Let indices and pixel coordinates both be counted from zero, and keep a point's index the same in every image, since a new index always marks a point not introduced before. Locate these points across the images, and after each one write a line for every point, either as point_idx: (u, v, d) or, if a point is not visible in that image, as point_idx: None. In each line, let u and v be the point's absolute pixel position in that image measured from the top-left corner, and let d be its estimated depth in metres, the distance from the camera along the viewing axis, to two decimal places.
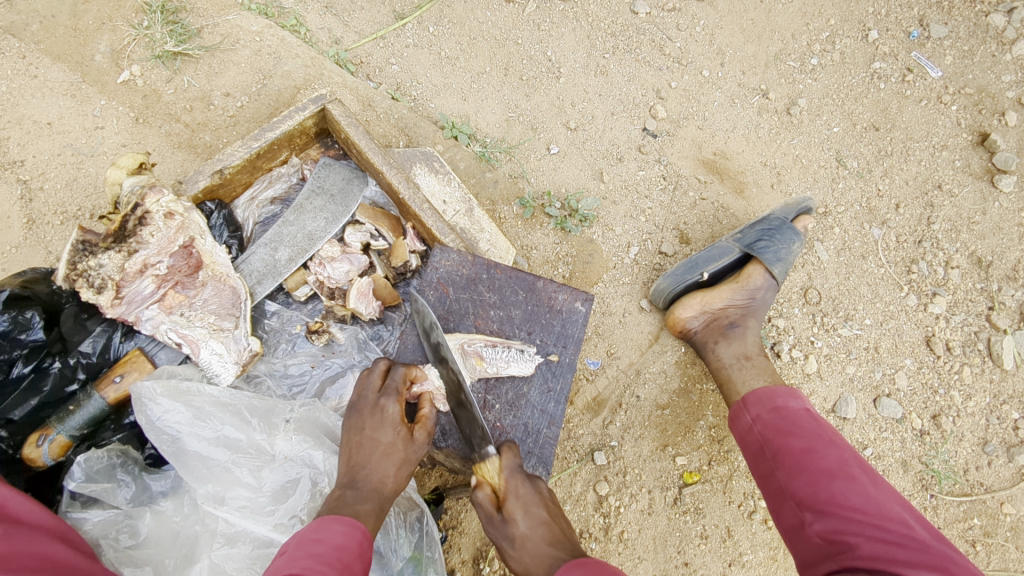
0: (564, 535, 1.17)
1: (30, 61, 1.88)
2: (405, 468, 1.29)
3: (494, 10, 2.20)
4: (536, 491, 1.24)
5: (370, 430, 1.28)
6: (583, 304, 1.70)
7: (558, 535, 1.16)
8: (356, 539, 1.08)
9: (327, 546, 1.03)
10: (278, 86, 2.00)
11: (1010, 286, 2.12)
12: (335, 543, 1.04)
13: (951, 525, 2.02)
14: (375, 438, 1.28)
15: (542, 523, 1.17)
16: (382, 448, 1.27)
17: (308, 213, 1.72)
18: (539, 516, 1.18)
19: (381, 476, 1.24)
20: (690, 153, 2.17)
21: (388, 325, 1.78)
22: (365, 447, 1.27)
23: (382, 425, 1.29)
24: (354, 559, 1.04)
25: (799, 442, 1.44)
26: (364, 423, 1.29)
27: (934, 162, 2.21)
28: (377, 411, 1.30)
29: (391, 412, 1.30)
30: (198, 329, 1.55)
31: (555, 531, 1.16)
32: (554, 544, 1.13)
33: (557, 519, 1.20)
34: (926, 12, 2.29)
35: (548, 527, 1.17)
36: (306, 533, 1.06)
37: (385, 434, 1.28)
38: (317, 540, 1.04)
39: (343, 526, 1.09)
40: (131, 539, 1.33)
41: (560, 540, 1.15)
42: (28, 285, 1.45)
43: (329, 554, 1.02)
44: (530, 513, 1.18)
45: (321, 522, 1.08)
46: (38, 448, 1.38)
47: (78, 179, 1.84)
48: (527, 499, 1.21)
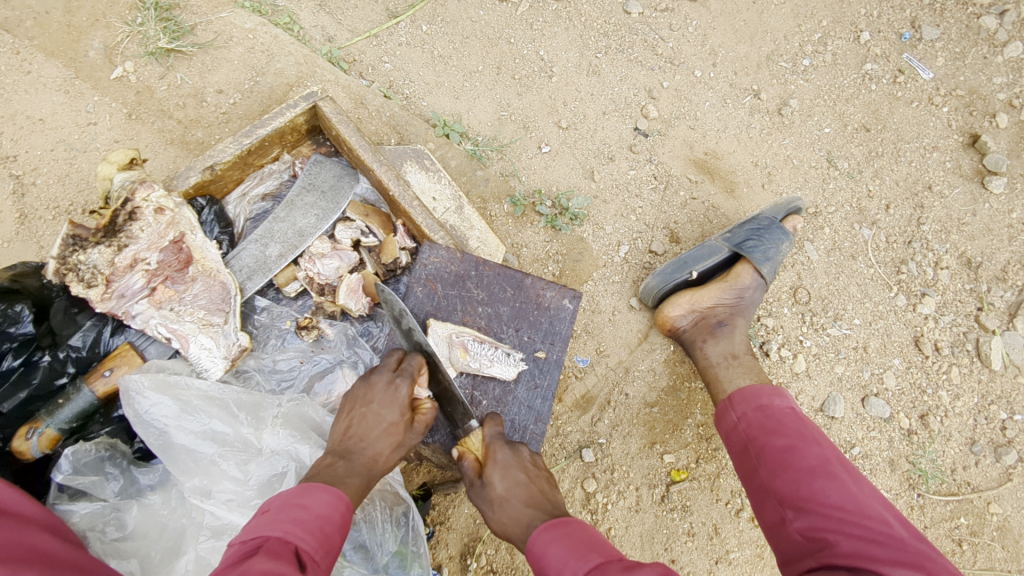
0: (542, 495, 1.24)
1: (24, 57, 1.89)
2: (398, 452, 1.31)
3: (487, 9, 2.21)
4: (514, 456, 1.32)
5: (377, 406, 1.31)
6: (570, 302, 1.71)
7: (536, 495, 1.23)
8: (339, 511, 1.09)
9: (311, 513, 1.04)
10: (270, 84, 2.01)
11: (999, 287, 2.13)
12: (320, 512, 1.05)
13: (938, 524, 2.03)
14: (380, 414, 1.30)
15: (520, 485, 1.25)
16: (384, 426, 1.29)
17: (299, 209, 1.73)
18: (517, 479, 1.26)
19: (375, 452, 1.26)
20: (681, 153, 2.18)
21: (378, 321, 1.77)
22: (368, 420, 1.29)
23: (390, 404, 1.32)
24: (334, 530, 1.06)
25: (782, 440, 1.45)
26: (373, 397, 1.32)
27: (924, 163, 2.22)
28: (389, 390, 1.33)
29: (402, 395, 1.33)
30: (188, 324, 1.55)
31: (533, 492, 1.24)
32: (531, 505, 1.20)
33: (535, 480, 1.27)
34: (918, 14, 2.31)
35: (526, 489, 1.24)
36: (292, 496, 1.07)
37: (390, 413, 1.31)
38: (302, 506, 1.05)
39: (329, 496, 1.10)
40: (117, 532, 1.34)
41: (538, 500, 1.22)
42: (18, 279, 1.47)
43: (313, 522, 1.03)
44: (508, 476, 1.26)
45: (309, 487, 1.09)
46: (27, 441, 1.39)
47: (70, 175, 1.85)
48: (505, 464, 1.29)
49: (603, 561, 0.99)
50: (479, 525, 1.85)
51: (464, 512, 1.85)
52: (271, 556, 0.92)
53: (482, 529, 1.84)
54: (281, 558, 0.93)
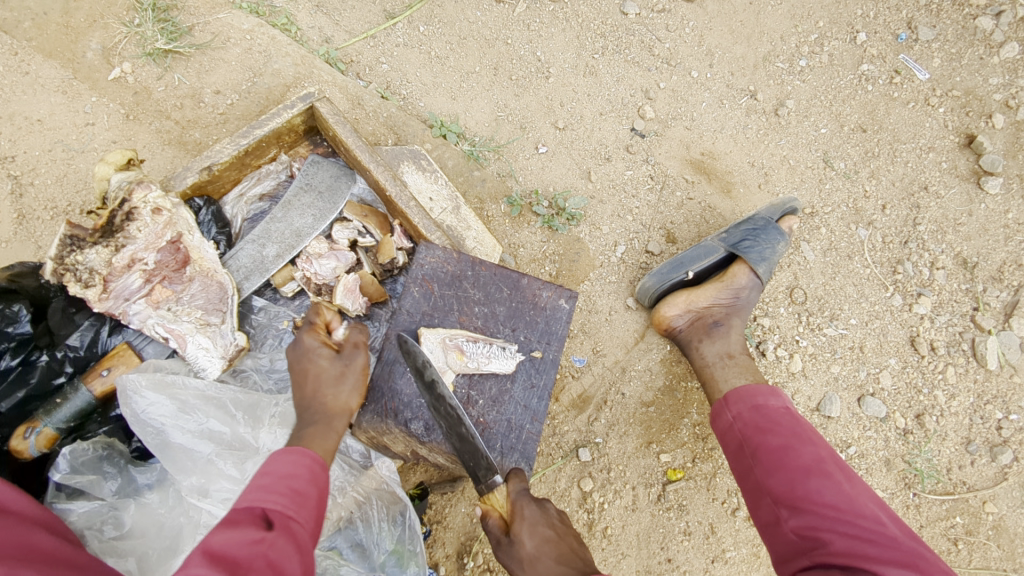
0: (571, 552, 1.20)
1: (22, 58, 1.90)
2: (344, 383, 1.30)
3: (484, 10, 2.22)
4: (541, 512, 1.27)
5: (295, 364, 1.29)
6: (567, 302, 1.72)
7: (566, 553, 1.19)
8: (306, 466, 1.05)
9: (273, 476, 1.01)
10: (268, 85, 2.01)
11: (996, 287, 2.14)
12: (283, 472, 1.02)
13: (934, 523, 2.04)
14: (301, 369, 1.29)
15: (549, 541, 1.21)
16: (313, 374, 1.28)
17: (296, 210, 1.74)
18: (546, 536, 1.21)
19: (322, 397, 1.26)
20: (677, 153, 2.19)
21: (374, 321, 1.79)
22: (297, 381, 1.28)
23: (304, 356, 1.30)
24: (305, 484, 1.03)
25: (777, 440, 1.46)
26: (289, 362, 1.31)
27: (920, 163, 2.23)
28: (297, 348, 1.31)
29: (307, 342, 1.31)
30: (185, 324, 1.56)
31: (563, 549, 1.19)
32: (562, 562, 1.16)
33: (564, 537, 1.23)
34: (914, 15, 2.31)
35: (556, 546, 1.20)
36: (257, 468, 1.04)
37: (308, 361, 1.29)
38: (265, 472, 1.02)
39: (292, 456, 1.06)
40: (115, 530, 1.34)
41: (569, 558, 1.18)
42: (15, 279, 1.49)
43: (277, 483, 1.00)
44: (537, 533, 1.22)
45: (271, 456, 1.07)
46: (25, 440, 1.39)
47: (68, 175, 1.85)
48: (533, 520, 1.25)
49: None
50: (476, 524, 1.86)
51: (461, 511, 1.86)
52: (226, 524, 0.90)
53: (478, 528, 1.85)
54: (240, 524, 0.91)
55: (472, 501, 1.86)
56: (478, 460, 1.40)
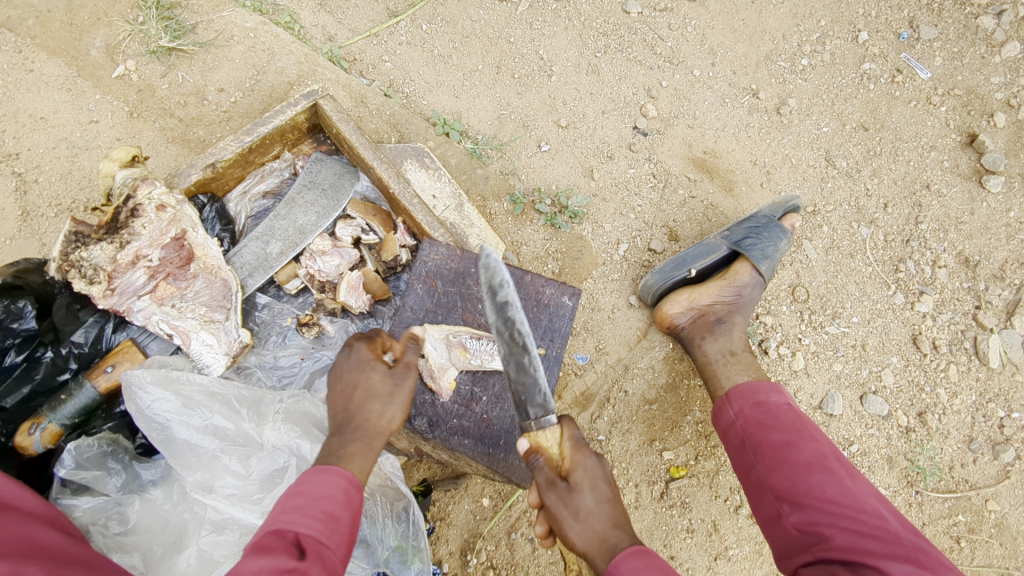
0: (624, 514, 1.21)
1: (26, 56, 1.90)
2: (392, 402, 1.29)
3: (487, 9, 2.22)
4: (602, 466, 1.24)
5: (346, 374, 1.30)
6: (570, 299, 1.72)
7: (620, 515, 1.20)
8: (342, 488, 1.09)
9: (309, 498, 1.05)
10: (271, 82, 2.02)
11: (997, 286, 2.14)
12: (318, 494, 1.06)
13: (936, 521, 2.04)
14: (353, 381, 1.29)
15: (608, 502, 1.20)
16: (362, 387, 1.28)
17: (300, 207, 1.74)
18: (604, 495, 1.20)
19: (365, 414, 1.25)
20: (680, 152, 2.19)
21: (378, 318, 1.79)
22: (345, 393, 1.28)
23: (356, 366, 1.30)
24: (339, 508, 1.06)
25: (779, 436, 1.45)
26: (341, 369, 1.31)
27: (922, 162, 2.23)
28: (350, 356, 1.32)
29: (361, 354, 1.32)
30: (189, 320, 1.56)
31: (618, 511, 1.20)
32: (617, 526, 1.17)
33: (618, 498, 1.22)
34: (916, 14, 2.32)
35: (612, 507, 1.20)
36: (294, 485, 1.08)
37: (361, 374, 1.29)
38: (301, 492, 1.06)
39: (329, 476, 1.10)
40: (120, 526, 1.35)
41: (623, 521, 1.19)
42: (21, 275, 1.47)
43: (312, 506, 1.03)
44: (597, 489, 1.20)
45: (308, 474, 1.10)
46: (30, 436, 1.40)
47: (72, 172, 1.86)
48: (594, 475, 1.22)
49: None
50: (480, 522, 1.86)
51: (464, 508, 1.86)
52: (260, 550, 0.93)
53: (482, 525, 1.85)
54: (273, 551, 0.94)
55: (475, 498, 1.86)
56: (530, 395, 1.29)
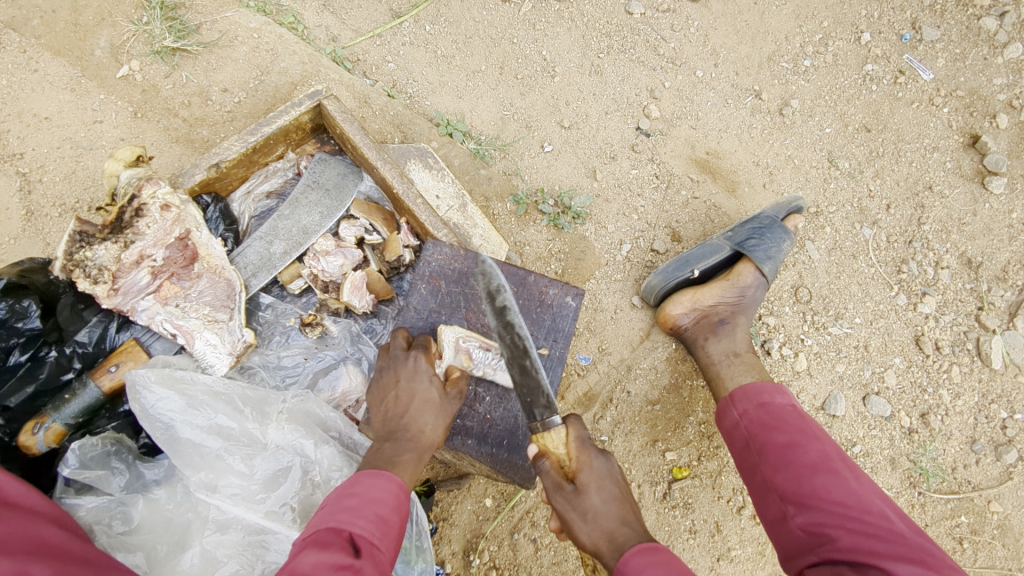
0: (632, 512, 1.23)
1: (31, 55, 1.90)
2: (442, 417, 1.33)
3: (490, 9, 2.23)
4: (608, 466, 1.27)
5: (406, 381, 1.34)
6: (573, 299, 1.72)
7: (628, 513, 1.22)
8: (392, 493, 1.10)
9: (362, 500, 1.06)
10: (275, 83, 2.02)
11: (1000, 287, 2.14)
12: (370, 497, 1.07)
13: (939, 522, 2.03)
14: (411, 389, 1.33)
15: (615, 500, 1.23)
16: (419, 397, 1.32)
17: (304, 207, 1.75)
18: (611, 494, 1.23)
19: (419, 424, 1.29)
20: (683, 153, 2.19)
21: (381, 319, 1.79)
22: (402, 399, 1.31)
23: (417, 374, 1.35)
24: (390, 512, 1.07)
25: (783, 437, 1.46)
26: (399, 375, 1.35)
27: (925, 163, 2.23)
28: (410, 363, 1.37)
29: (423, 364, 1.36)
30: (193, 320, 1.57)
31: (626, 510, 1.22)
32: (625, 523, 1.19)
33: (626, 496, 1.25)
34: (919, 15, 2.32)
35: (620, 505, 1.22)
36: (345, 487, 1.09)
37: (420, 383, 1.33)
38: (354, 493, 1.07)
39: (379, 480, 1.11)
40: (123, 526, 1.35)
41: (631, 519, 1.21)
42: (25, 275, 1.48)
43: (365, 508, 1.04)
44: (603, 489, 1.23)
45: (360, 476, 1.11)
46: (34, 436, 1.40)
47: (76, 172, 1.86)
48: (599, 475, 1.25)
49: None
50: (482, 522, 1.86)
51: (467, 508, 1.86)
52: (319, 546, 0.94)
53: (484, 525, 1.85)
54: (330, 548, 0.95)
55: (478, 499, 1.86)
56: (536, 396, 1.33)
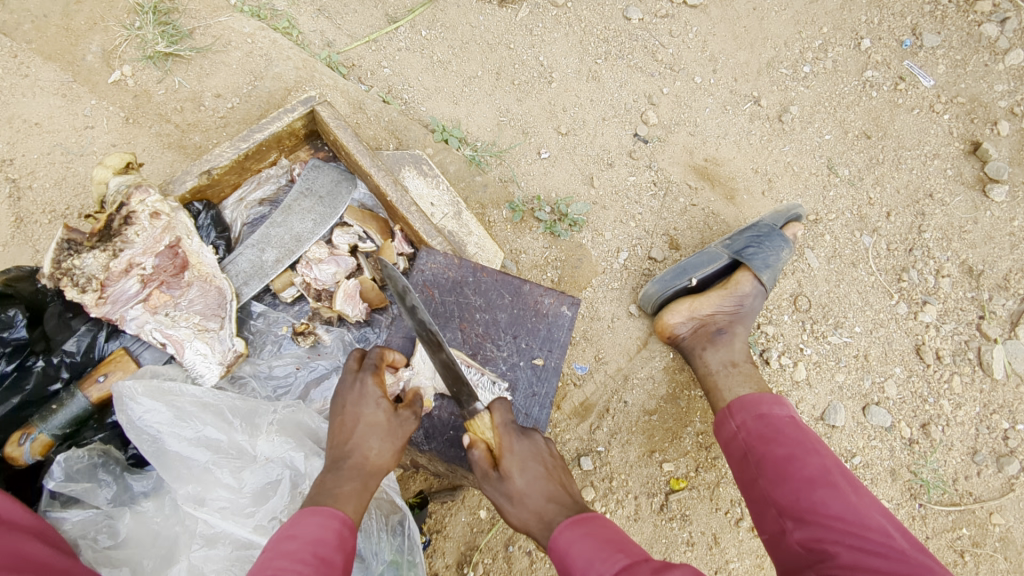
0: (560, 487, 1.24)
1: (22, 60, 1.89)
2: (391, 442, 1.28)
3: (487, 14, 2.21)
4: (532, 446, 1.28)
5: (350, 406, 1.28)
6: (569, 308, 1.69)
7: (556, 490, 1.23)
8: (334, 530, 1.08)
9: (300, 543, 1.03)
10: (269, 88, 2.00)
11: (1001, 296, 2.12)
12: (310, 537, 1.05)
13: (940, 534, 2.01)
14: (357, 414, 1.28)
15: (540, 479, 1.23)
16: (364, 422, 1.27)
17: (296, 214, 1.71)
18: (536, 473, 1.24)
19: (364, 450, 1.24)
20: (680, 159, 2.17)
21: (375, 327, 1.77)
22: (346, 425, 1.27)
23: (362, 399, 1.29)
24: (331, 551, 1.05)
25: (782, 449, 1.43)
26: (345, 400, 1.30)
27: (925, 170, 2.21)
28: (356, 387, 1.31)
29: (369, 387, 1.30)
30: (183, 329, 1.54)
31: (553, 487, 1.23)
32: (552, 500, 1.21)
33: (553, 473, 1.26)
34: (919, 21, 2.30)
35: (546, 483, 1.23)
36: (284, 529, 1.07)
37: (366, 408, 1.28)
38: (292, 536, 1.05)
39: (320, 517, 1.09)
40: (110, 540, 1.32)
41: (558, 495, 1.22)
42: (11, 284, 1.45)
43: (304, 550, 1.02)
44: (527, 470, 1.24)
45: (299, 516, 1.09)
46: (20, 447, 1.38)
47: (67, 178, 1.84)
48: (523, 457, 1.25)
49: (629, 562, 1.03)
50: (476, 534, 1.83)
51: (461, 520, 1.83)
52: None
53: (478, 537, 1.82)
54: None
55: (472, 510, 1.84)
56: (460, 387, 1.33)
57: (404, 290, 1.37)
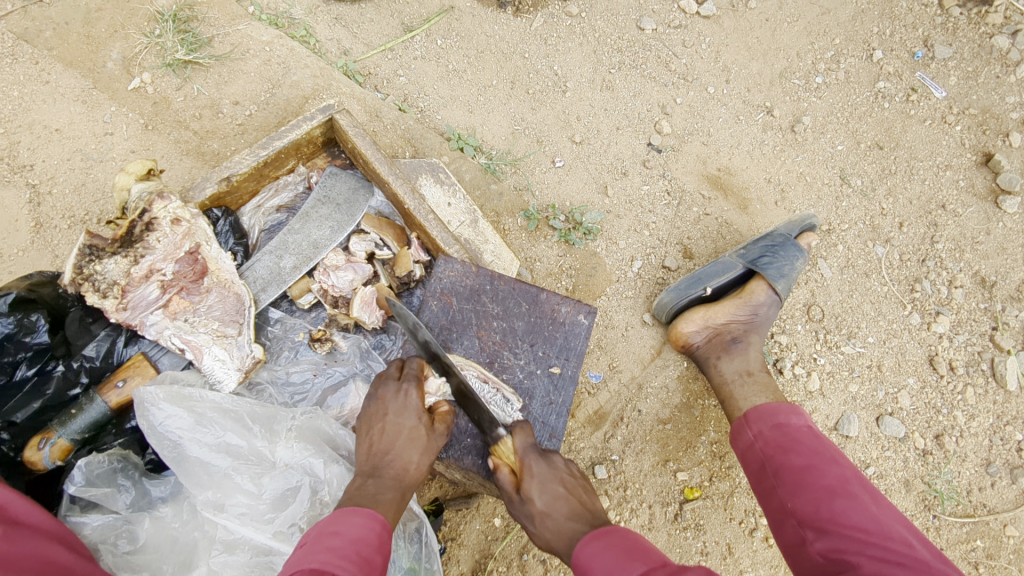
0: (582, 506, 1.23)
1: (43, 67, 1.91)
2: (428, 455, 1.31)
3: (501, 24, 2.23)
4: (552, 468, 1.30)
5: (393, 415, 1.30)
6: (585, 317, 1.69)
7: (577, 508, 1.22)
8: (375, 532, 1.08)
9: (345, 540, 1.04)
10: (286, 96, 2.02)
11: (1014, 307, 2.12)
12: (353, 536, 1.05)
13: (954, 546, 2.00)
14: (398, 424, 1.30)
15: (560, 498, 1.23)
16: (405, 433, 1.29)
17: (314, 221, 1.74)
18: (556, 493, 1.24)
19: (404, 461, 1.26)
20: (694, 169, 2.18)
21: (391, 334, 1.78)
22: (389, 433, 1.29)
23: (405, 410, 1.31)
24: (372, 551, 1.05)
25: (800, 460, 1.44)
26: (387, 408, 1.32)
27: (938, 181, 2.21)
28: (400, 397, 1.33)
29: (413, 398, 1.33)
30: (202, 335, 1.55)
31: (573, 505, 1.23)
32: (573, 518, 1.20)
33: (574, 492, 1.26)
34: (931, 33, 2.31)
35: (566, 502, 1.23)
36: (326, 525, 1.07)
37: (408, 419, 1.30)
38: (336, 533, 1.05)
39: (362, 518, 1.09)
40: (129, 545, 1.33)
41: (579, 512, 1.21)
42: (34, 289, 1.47)
43: (347, 547, 1.02)
44: (546, 490, 1.25)
45: (341, 514, 1.09)
46: (39, 451, 1.38)
47: (86, 184, 1.85)
48: (542, 477, 1.27)
49: (647, 567, 0.99)
50: (491, 542, 1.82)
51: (475, 528, 1.83)
52: None
53: (493, 545, 1.82)
54: None
55: (487, 518, 1.84)
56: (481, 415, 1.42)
57: (414, 325, 1.47)
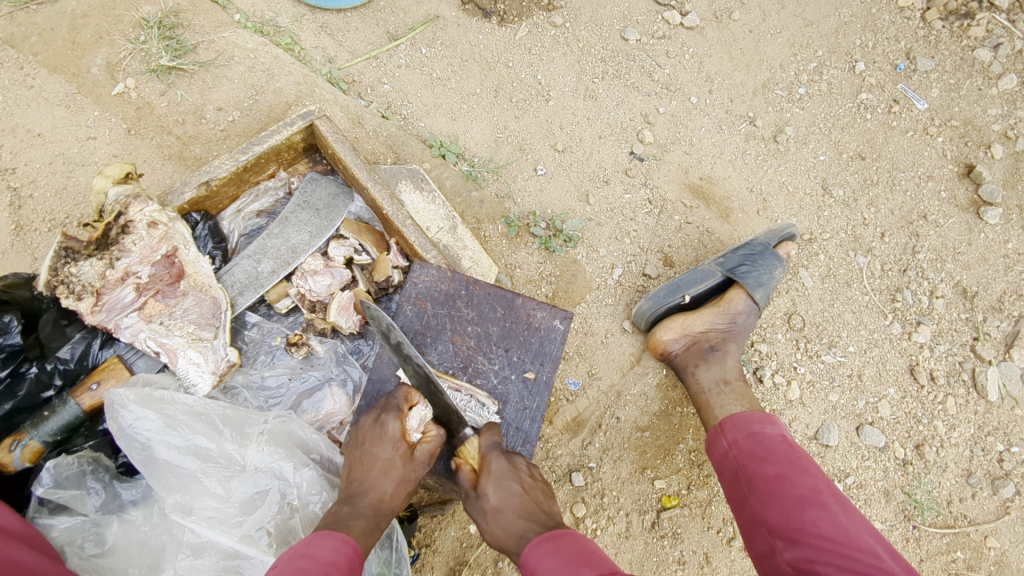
0: (536, 506, 1.26)
1: (28, 72, 1.93)
2: (404, 485, 1.32)
3: (486, 33, 2.26)
4: (510, 466, 1.33)
5: (369, 446, 1.33)
6: (561, 322, 1.70)
7: (530, 506, 1.26)
8: (345, 555, 1.10)
9: (316, 561, 1.05)
10: (269, 102, 2.03)
11: (995, 317, 2.13)
12: (324, 559, 1.07)
13: (934, 557, 1.99)
14: (374, 455, 1.32)
15: (515, 496, 1.27)
16: (380, 464, 1.31)
17: (293, 226, 1.75)
18: (512, 490, 1.27)
19: (379, 492, 1.28)
20: (676, 178, 2.19)
21: (368, 339, 1.78)
22: (365, 463, 1.32)
23: (381, 441, 1.33)
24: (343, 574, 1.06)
25: (773, 469, 1.43)
26: (365, 438, 1.35)
27: (920, 192, 2.23)
28: (377, 427, 1.35)
29: (390, 429, 1.34)
30: (177, 338, 1.56)
31: (527, 503, 1.26)
32: (525, 517, 1.23)
33: (529, 492, 1.29)
34: (913, 46, 2.34)
35: (521, 500, 1.26)
36: (298, 547, 1.09)
37: (382, 450, 1.32)
38: (308, 555, 1.06)
39: (333, 541, 1.11)
40: (96, 548, 1.32)
41: (533, 512, 1.24)
42: (8, 289, 1.49)
43: (318, 568, 1.04)
44: (502, 487, 1.28)
45: (313, 537, 1.12)
46: (10, 453, 1.38)
47: (68, 188, 1.86)
48: (500, 474, 1.30)
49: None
50: (466, 549, 1.82)
51: (451, 535, 1.82)
52: None
53: (468, 552, 1.81)
54: None
55: (462, 525, 1.83)
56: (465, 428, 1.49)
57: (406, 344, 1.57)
